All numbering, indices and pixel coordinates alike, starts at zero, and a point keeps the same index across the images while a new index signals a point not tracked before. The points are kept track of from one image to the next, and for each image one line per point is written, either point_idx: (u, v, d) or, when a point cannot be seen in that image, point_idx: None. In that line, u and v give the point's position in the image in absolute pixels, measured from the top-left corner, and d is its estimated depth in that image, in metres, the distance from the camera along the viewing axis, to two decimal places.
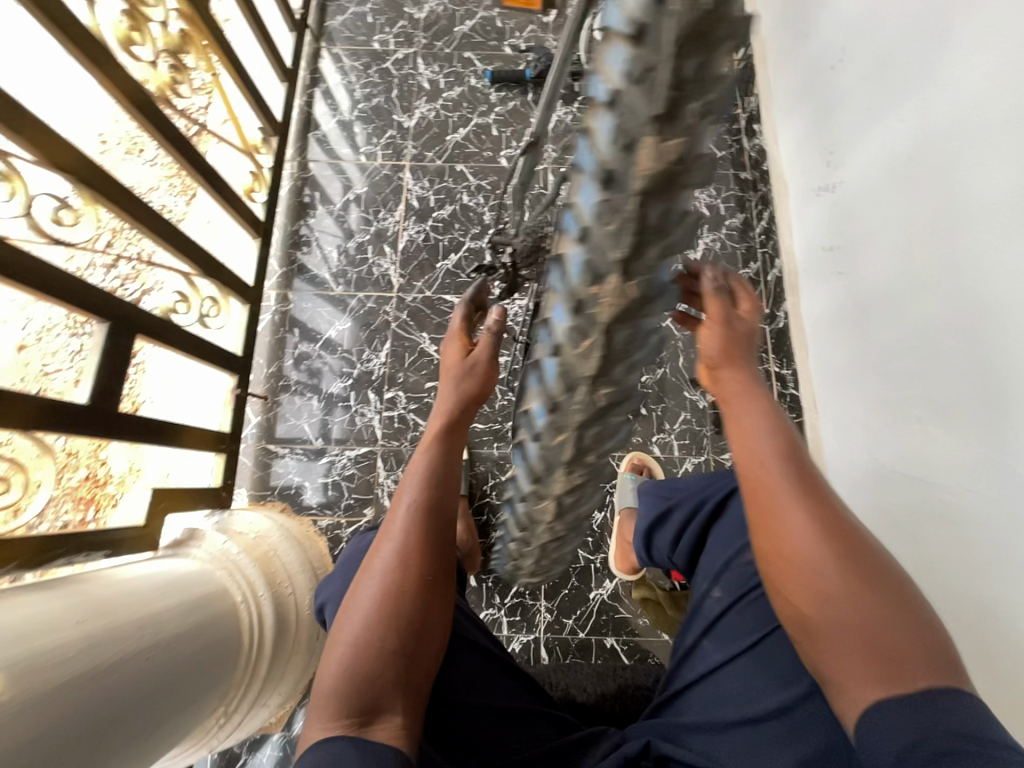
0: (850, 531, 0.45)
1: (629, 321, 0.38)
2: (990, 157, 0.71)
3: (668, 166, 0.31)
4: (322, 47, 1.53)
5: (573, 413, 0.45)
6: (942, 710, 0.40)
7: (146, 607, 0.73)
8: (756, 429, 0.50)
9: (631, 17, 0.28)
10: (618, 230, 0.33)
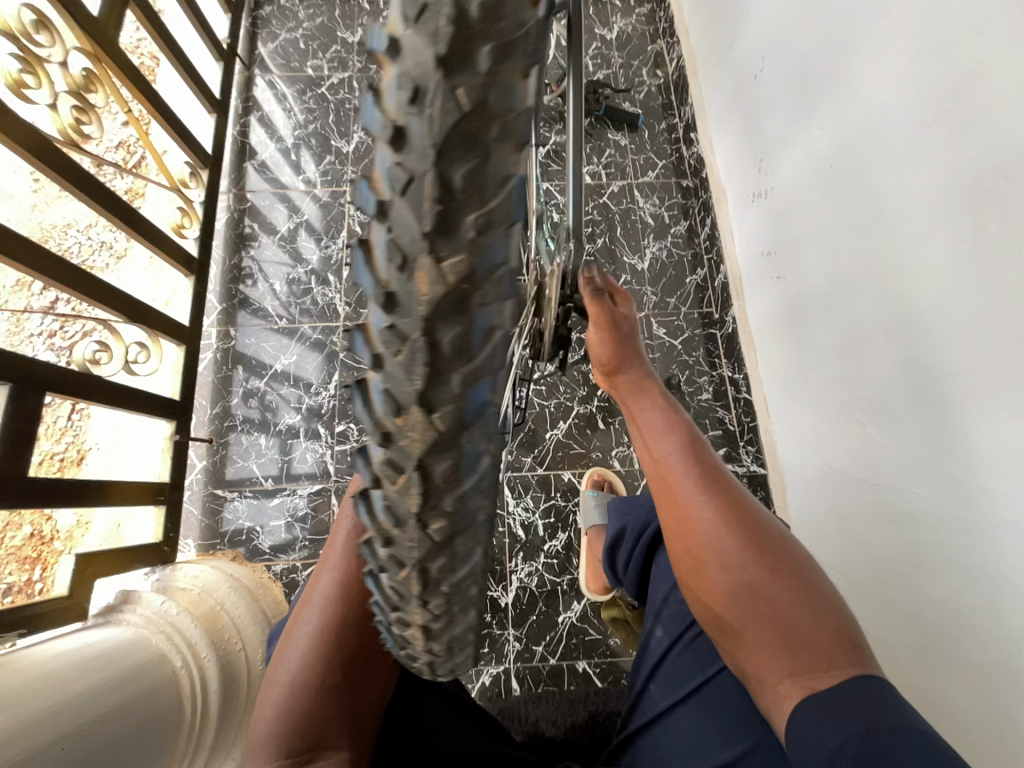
0: (748, 523, 0.56)
1: (448, 452, 0.29)
2: (900, 163, 0.73)
3: (457, 284, 0.25)
4: (255, 74, 1.50)
5: (408, 556, 0.32)
6: (857, 696, 0.46)
7: (65, 690, 0.68)
8: (663, 432, 0.65)
9: (390, 120, 0.23)
10: (408, 360, 0.27)
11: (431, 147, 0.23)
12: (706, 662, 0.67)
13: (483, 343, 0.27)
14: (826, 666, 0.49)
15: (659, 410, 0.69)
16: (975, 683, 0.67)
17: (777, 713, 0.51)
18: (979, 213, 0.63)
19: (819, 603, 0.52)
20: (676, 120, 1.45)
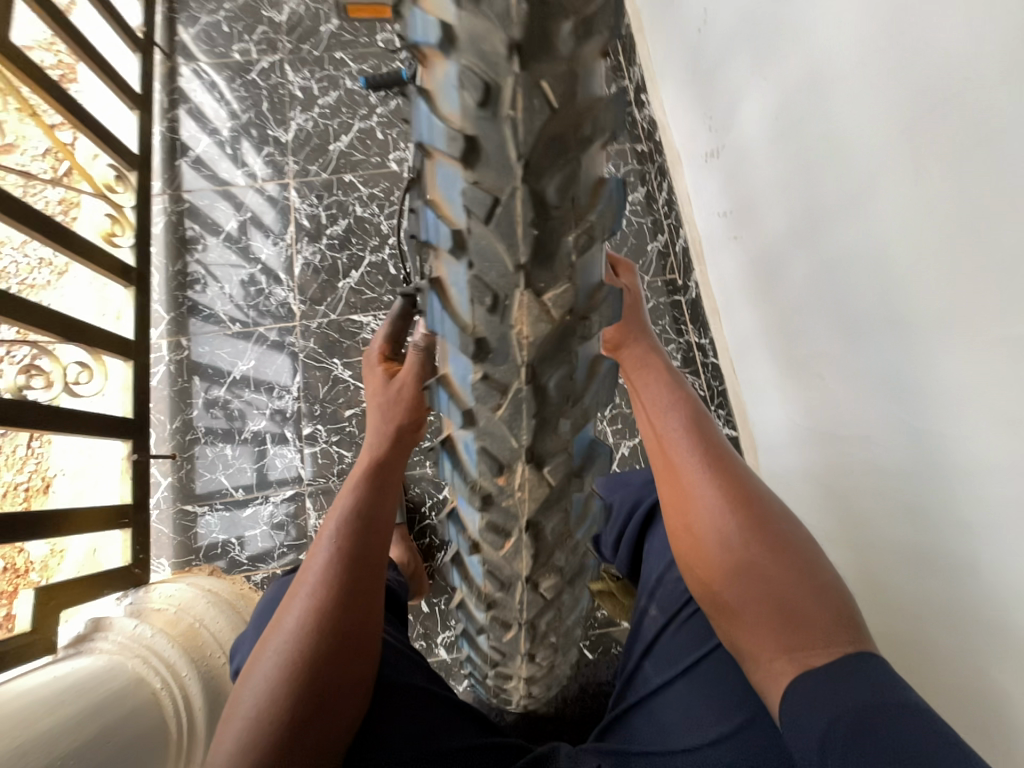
0: (751, 507, 0.61)
1: (562, 494, 0.50)
2: (843, 108, 0.72)
3: (559, 323, 0.40)
4: (178, 64, 1.40)
5: (517, 549, 0.52)
6: (851, 676, 0.50)
7: (31, 726, 0.65)
8: (669, 417, 0.66)
9: (459, 134, 0.34)
10: (517, 408, 0.43)
11: (512, 187, 0.35)
12: (702, 641, 0.68)
13: (586, 378, 0.45)
14: (825, 643, 0.53)
15: (672, 397, 0.66)
16: (944, 618, 0.68)
17: (771, 687, 0.55)
18: (920, 153, 0.62)
19: (818, 583, 0.56)
20: (626, 81, 1.38)
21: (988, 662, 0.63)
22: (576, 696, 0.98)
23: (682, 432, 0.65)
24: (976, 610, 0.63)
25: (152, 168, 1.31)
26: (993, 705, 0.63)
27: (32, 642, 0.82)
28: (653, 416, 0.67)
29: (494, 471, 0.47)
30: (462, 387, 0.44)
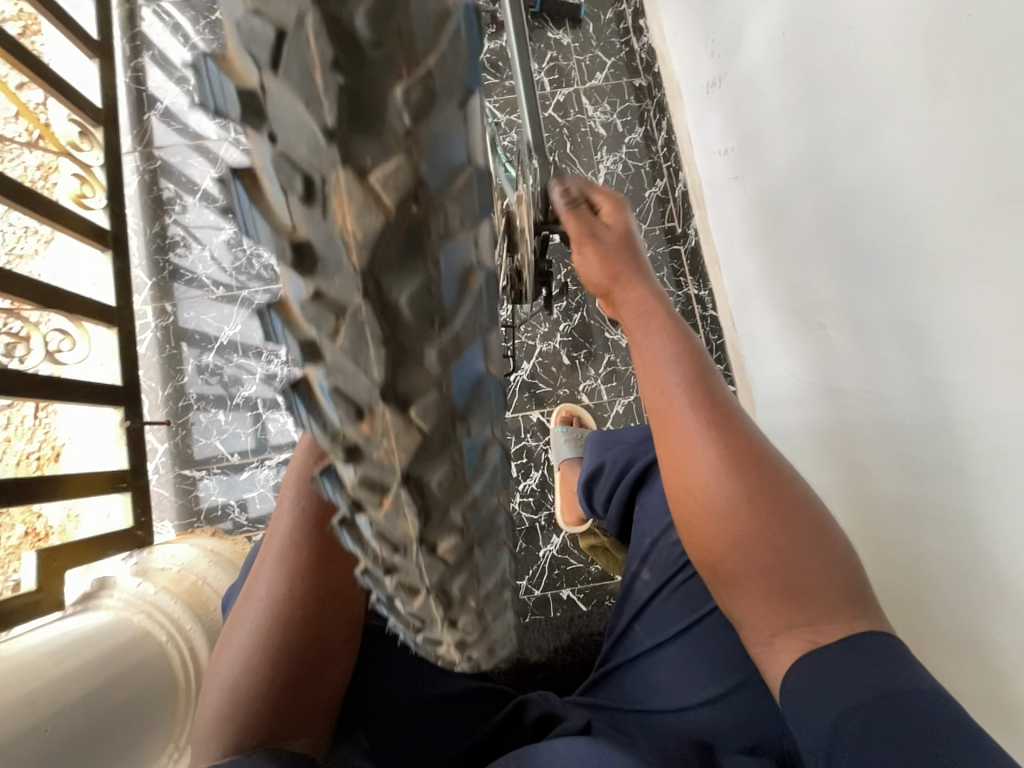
0: (756, 468, 0.46)
1: (438, 457, 0.23)
2: (859, 16, 0.63)
3: (399, 219, 0.18)
4: (139, 7, 1.31)
5: (419, 579, 0.27)
6: (871, 658, 0.43)
7: (43, 675, 0.70)
8: (655, 354, 0.51)
9: (231, 69, 0.15)
10: (354, 342, 0.19)
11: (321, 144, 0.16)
12: (697, 605, 0.60)
13: (454, 302, 0.20)
14: (828, 618, 0.45)
15: (665, 340, 0.52)
16: (935, 571, 0.66)
17: (775, 666, 0.47)
18: (941, 63, 0.54)
19: (828, 556, 0.46)
20: (623, 6, 1.27)
21: (976, 612, 0.61)
22: (568, 645, 0.98)
23: (681, 384, 0.49)
24: (971, 561, 0.60)
25: (121, 124, 1.25)
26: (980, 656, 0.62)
27: (39, 602, 0.87)
28: (645, 364, 0.52)
29: None
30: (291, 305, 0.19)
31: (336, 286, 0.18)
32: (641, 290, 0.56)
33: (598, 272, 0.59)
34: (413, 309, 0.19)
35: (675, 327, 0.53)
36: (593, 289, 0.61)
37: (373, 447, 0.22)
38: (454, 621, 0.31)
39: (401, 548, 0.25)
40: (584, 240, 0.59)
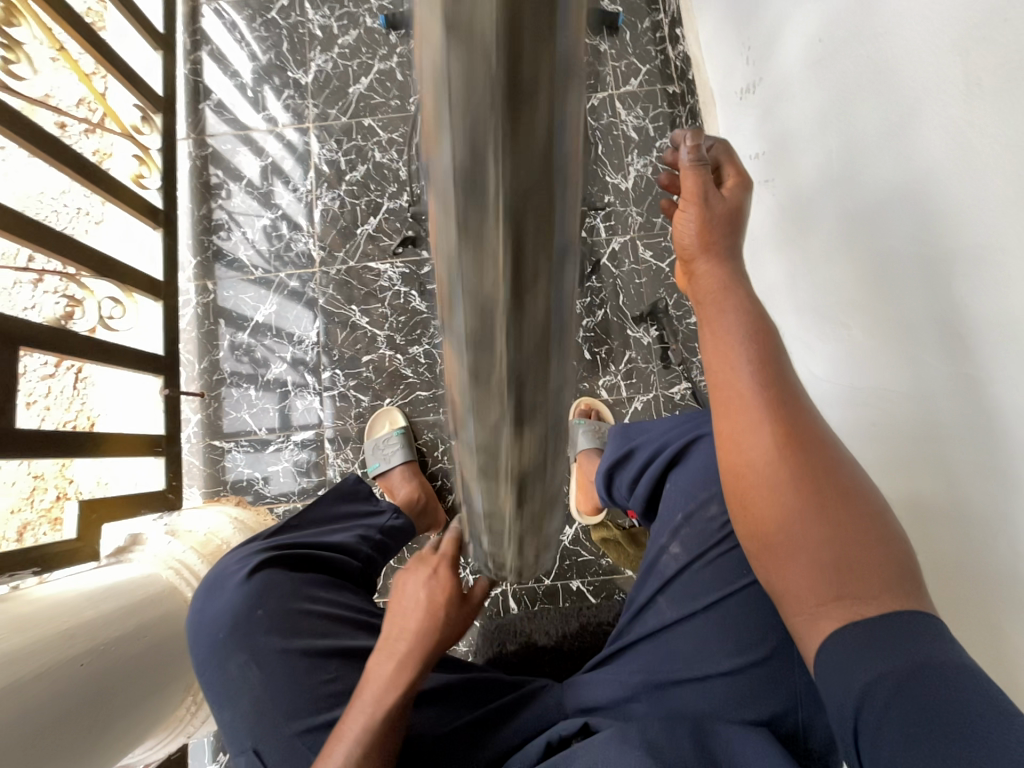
0: (806, 448, 0.44)
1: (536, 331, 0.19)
2: (893, 22, 0.65)
3: (524, 106, 0.14)
4: (200, 4, 1.40)
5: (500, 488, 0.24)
6: (911, 629, 0.40)
7: (80, 616, 0.74)
8: (725, 338, 0.48)
9: (440, 98, 0.15)
10: (486, 213, 0.16)
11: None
12: (731, 580, 0.60)
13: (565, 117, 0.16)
14: (877, 594, 0.42)
15: (737, 314, 0.49)
16: (956, 573, 0.66)
17: (810, 637, 0.44)
18: (973, 68, 0.56)
19: (884, 538, 0.43)
20: (661, 15, 1.31)
21: (997, 613, 0.61)
22: (576, 633, 1.00)
23: (746, 363, 0.47)
24: (994, 560, 0.60)
25: (177, 113, 1.33)
26: (1002, 658, 0.61)
27: (78, 549, 0.93)
28: (710, 342, 0.50)
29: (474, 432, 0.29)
30: (435, 150, 0.16)
31: (470, 26, 0.13)
32: (724, 260, 0.52)
33: (692, 235, 0.52)
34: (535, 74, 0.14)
35: (754, 310, 0.49)
36: (677, 254, 0.55)
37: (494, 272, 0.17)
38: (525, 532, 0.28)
39: (488, 435, 0.22)
40: (689, 198, 0.52)
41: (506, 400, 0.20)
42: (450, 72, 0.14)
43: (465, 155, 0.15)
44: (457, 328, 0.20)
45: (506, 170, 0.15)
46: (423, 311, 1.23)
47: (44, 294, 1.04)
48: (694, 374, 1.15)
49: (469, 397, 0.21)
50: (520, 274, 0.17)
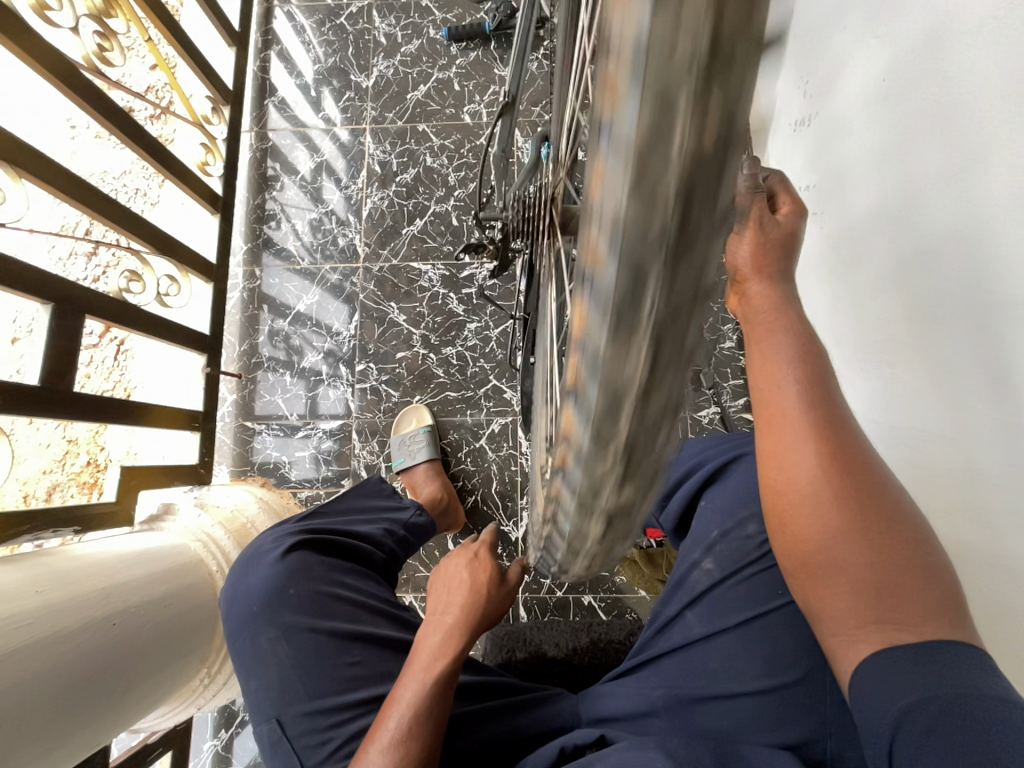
0: (857, 466, 0.41)
1: (675, 337, 0.22)
2: (962, 67, 0.65)
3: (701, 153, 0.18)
4: (274, 6, 1.47)
5: (604, 477, 0.27)
6: (956, 661, 0.39)
7: (113, 577, 0.76)
8: (781, 362, 0.41)
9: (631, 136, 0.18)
10: (650, 236, 0.20)
11: (677, 113, 0.18)
12: (762, 599, 0.59)
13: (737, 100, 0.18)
14: (922, 621, 0.40)
15: (789, 337, 0.42)
16: (998, 627, 0.63)
17: (849, 656, 0.41)
18: None
19: (929, 566, 0.40)
20: None
21: None
22: (587, 647, 0.97)
23: (795, 381, 0.41)
24: None
25: (243, 106, 1.39)
26: None
27: (114, 513, 0.97)
28: (756, 362, 0.43)
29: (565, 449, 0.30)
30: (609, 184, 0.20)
31: (667, 72, 0.17)
32: (779, 280, 0.42)
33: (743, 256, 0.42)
34: (713, 111, 0.18)
35: (810, 333, 0.42)
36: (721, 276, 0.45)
37: (616, 401, 0.24)
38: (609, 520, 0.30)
39: (609, 426, 0.25)
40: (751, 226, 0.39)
41: (633, 381, 0.23)
42: (631, 177, 0.19)
43: (618, 320, 0.22)
44: (595, 331, 0.23)
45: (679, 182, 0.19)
46: (460, 314, 1.26)
47: (97, 268, 1.08)
48: (725, 399, 1.15)
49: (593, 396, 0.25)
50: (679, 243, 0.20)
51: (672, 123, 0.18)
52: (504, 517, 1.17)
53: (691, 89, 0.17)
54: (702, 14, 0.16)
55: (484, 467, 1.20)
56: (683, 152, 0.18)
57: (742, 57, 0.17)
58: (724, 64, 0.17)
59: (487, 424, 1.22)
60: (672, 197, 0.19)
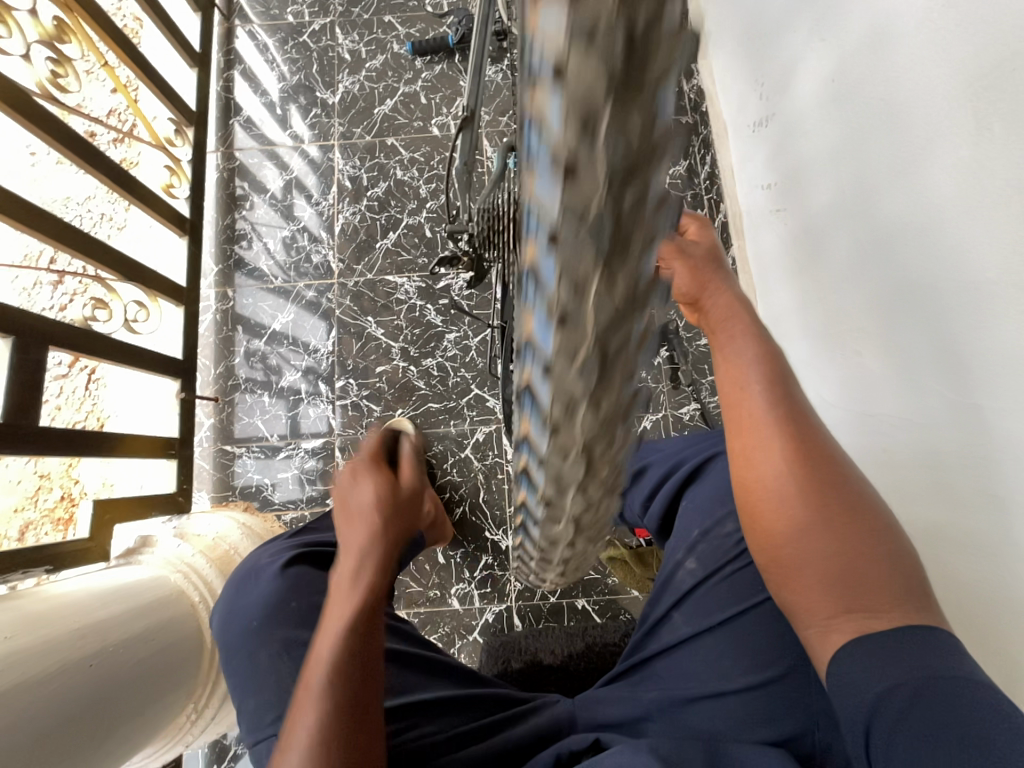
0: (821, 465, 0.43)
1: (613, 377, 0.23)
2: (905, 66, 0.68)
3: (620, 212, 0.18)
4: (235, 25, 1.46)
5: (564, 499, 0.29)
6: (923, 645, 0.40)
7: (89, 616, 0.74)
8: (749, 372, 0.46)
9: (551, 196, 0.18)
10: (577, 288, 0.20)
11: (603, 132, 0.16)
12: (744, 596, 0.59)
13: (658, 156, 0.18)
14: (889, 608, 0.41)
15: (748, 347, 0.47)
16: (970, 605, 0.65)
17: (822, 648, 0.43)
18: (985, 112, 0.58)
19: (892, 554, 0.42)
20: None
21: (1006, 644, 0.60)
22: (583, 652, 0.97)
23: (758, 386, 0.46)
24: (999, 592, 0.60)
25: (208, 126, 1.38)
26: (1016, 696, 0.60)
27: (89, 550, 0.94)
28: (724, 372, 0.48)
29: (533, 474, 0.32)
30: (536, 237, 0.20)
31: (580, 137, 0.16)
32: (728, 301, 0.49)
33: (693, 283, 0.48)
34: (632, 175, 0.17)
35: (768, 345, 0.48)
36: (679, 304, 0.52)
37: (572, 411, 0.24)
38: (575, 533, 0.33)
39: (559, 455, 0.26)
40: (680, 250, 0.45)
41: (578, 419, 0.24)
42: (556, 240, 0.19)
43: (556, 365, 0.22)
44: (538, 372, 0.24)
45: (600, 245, 0.19)
46: (438, 325, 1.26)
47: (64, 296, 1.05)
48: (703, 395, 1.16)
49: (544, 431, 0.26)
50: (607, 296, 0.20)
51: (592, 185, 0.17)
52: (493, 527, 1.16)
53: (609, 157, 0.17)
54: (609, 78, 0.15)
55: (471, 478, 1.19)
56: (604, 215, 0.18)
57: (659, 65, 0.16)
58: (640, 75, 0.16)
59: (471, 434, 1.22)
60: (591, 277, 0.20)
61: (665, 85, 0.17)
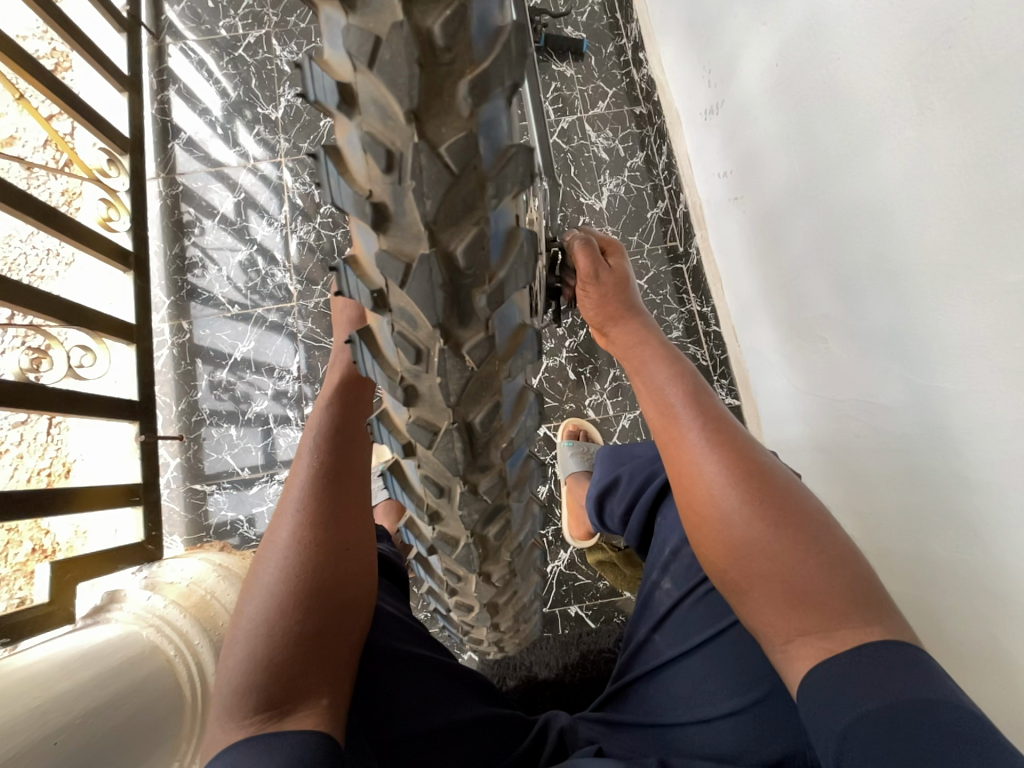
0: (760, 477, 0.47)
1: (464, 308, 0.35)
2: (843, 48, 0.67)
3: (434, 194, 0.30)
4: (166, 43, 1.39)
5: (442, 421, 0.41)
6: (880, 662, 0.40)
7: (51, 689, 0.69)
8: (661, 382, 0.55)
9: (378, 186, 0.31)
10: (420, 245, 0.33)
11: (412, 139, 0.29)
12: (721, 615, 0.59)
13: (459, 159, 0.30)
14: (840, 625, 0.42)
15: (657, 361, 0.56)
16: (945, 590, 0.65)
17: (790, 673, 0.44)
18: (925, 91, 0.57)
19: (830, 565, 0.43)
20: (624, 40, 1.34)
21: (985, 627, 0.60)
22: (577, 663, 0.99)
23: (676, 391, 0.53)
24: (980, 575, 0.59)
25: (146, 152, 1.32)
26: (997, 679, 0.60)
27: (50, 613, 0.89)
28: (646, 384, 0.56)
29: (417, 424, 0.42)
30: (365, 220, 0.32)
31: (387, 152, 0.29)
32: (630, 315, 0.61)
33: (596, 309, 0.61)
34: (430, 167, 0.30)
35: (680, 358, 0.56)
36: (594, 326, 0.65)
37: (430, 343, 0.36)
38: (467, 469, 0.44)
39: (432, 377, 0.38)
40: (586, 281, 0.59)
41: (438, 343, 0.36)
42: (393, 213, 0.32)
43: (411, 306, 0.35)
44: (398, 314, 0.36)
45: (419, 216, 0.31)
46: None
47: (14, 340, 1.04)
48: None
49: (410, 359, 0.37)
50: (438, 250, 0.32)
51: (401, 180, 0.30)
52: None
53: (408, 161, 0.30)
54: (401, 120, 0.28)
55: None
56: (419, 195, 0.30)
57: (459, 84, 0.28)
58: (446, 89, 0.28)
59: None
60: (422, 238, 0.32)
61: (452, 122, 0.29)
